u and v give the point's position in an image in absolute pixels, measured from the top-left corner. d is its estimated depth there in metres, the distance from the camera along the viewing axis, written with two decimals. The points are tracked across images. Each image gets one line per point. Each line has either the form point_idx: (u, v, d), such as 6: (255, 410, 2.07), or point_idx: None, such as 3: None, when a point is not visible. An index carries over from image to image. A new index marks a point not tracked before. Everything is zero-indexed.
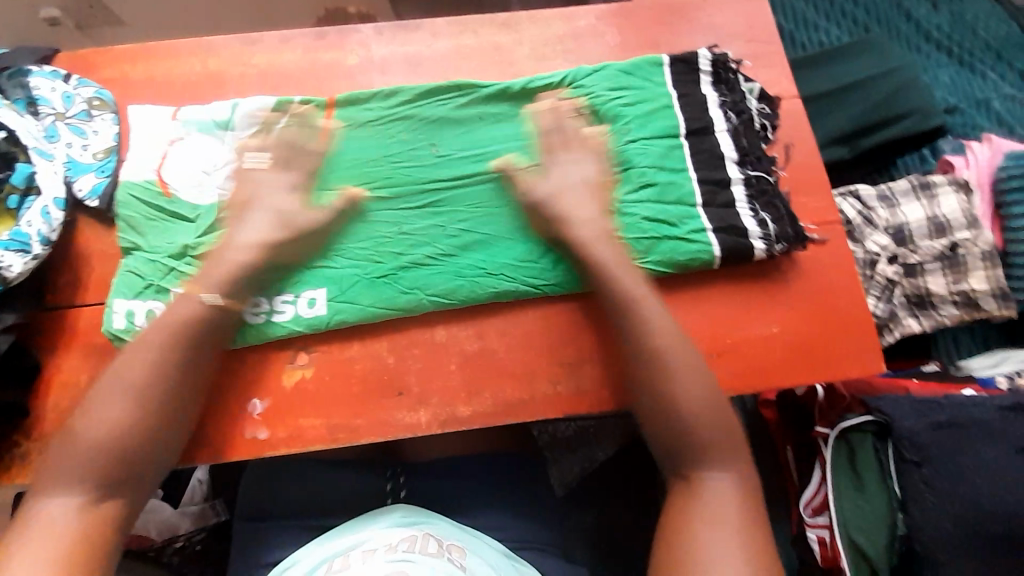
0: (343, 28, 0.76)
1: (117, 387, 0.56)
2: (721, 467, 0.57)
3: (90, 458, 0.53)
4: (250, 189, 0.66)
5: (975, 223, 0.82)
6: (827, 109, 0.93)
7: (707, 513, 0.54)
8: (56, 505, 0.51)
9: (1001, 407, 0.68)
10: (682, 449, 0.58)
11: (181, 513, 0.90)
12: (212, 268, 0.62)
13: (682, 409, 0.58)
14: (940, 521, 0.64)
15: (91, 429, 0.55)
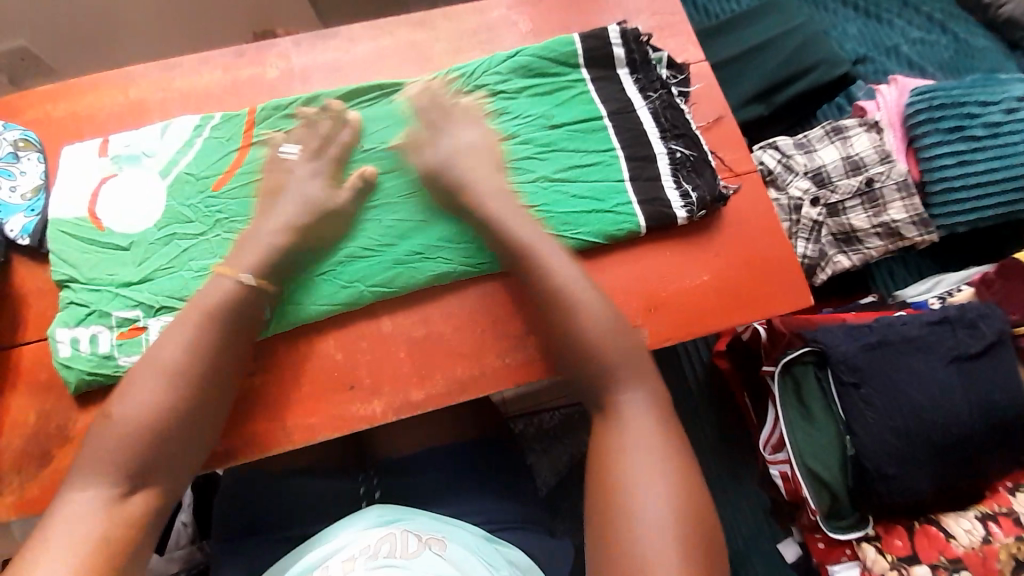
0: (261, 44, 0.78)
1: (148, 371, 0.57)
2: (638, 396, 0.57)
3: (121, 442, 0.54)
4: (284, 176, 0.69)
5: (887, 158, 0.87)
6: (742, 70, 0.98)
7: (633, 444, 0.54)
8: (84, 498, 0.51)
9: (930, 323, 0.72)
10: (597, 383, 0.58)
11: (167, 559, 0.88)
12: (246, 249, 0.64)
13: (589, 339, 0.59)
14: (882, 433, 0.68)
15: (124, 414, 0.55)
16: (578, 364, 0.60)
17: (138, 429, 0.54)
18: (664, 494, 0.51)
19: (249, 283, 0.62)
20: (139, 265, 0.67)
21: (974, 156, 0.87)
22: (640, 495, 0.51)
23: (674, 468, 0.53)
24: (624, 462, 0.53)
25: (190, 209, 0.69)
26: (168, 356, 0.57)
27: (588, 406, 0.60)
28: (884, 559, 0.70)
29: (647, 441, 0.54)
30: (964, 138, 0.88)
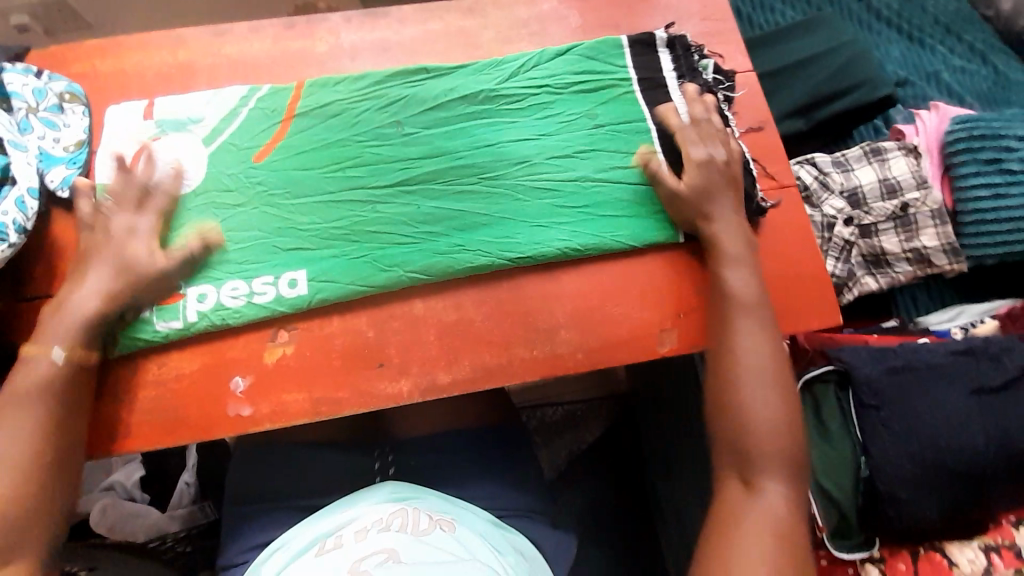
0: (312, 17, 0.78)
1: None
2: (780, 480, 0.60)
3: None
4: (99, 234, 0.65)
5: (923, 184, 0.87)
6: (784, 84, 0.97)
7: (766, 523, 0.58)
8: None
9: (953, 352, 0.73)
10: (738, 453, 0.61)
11: (168, 516, 0.90)
12: (53, 323, 0.62)
13: (751, 406, 0.62)
14: (900, 458, 0.69)
15: None
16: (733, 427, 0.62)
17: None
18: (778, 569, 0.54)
19: (60, 359, 0.60)
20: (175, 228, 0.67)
21: (1010, 190, 0.87)
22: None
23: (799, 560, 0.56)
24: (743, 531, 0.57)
25: (230, 177, 0.69)
26: (21, 377, 0.60)
27: (725, 465, 0.62)
28: None
29: (764, 517, 0.58)
30: (1001, 171, 0.88)
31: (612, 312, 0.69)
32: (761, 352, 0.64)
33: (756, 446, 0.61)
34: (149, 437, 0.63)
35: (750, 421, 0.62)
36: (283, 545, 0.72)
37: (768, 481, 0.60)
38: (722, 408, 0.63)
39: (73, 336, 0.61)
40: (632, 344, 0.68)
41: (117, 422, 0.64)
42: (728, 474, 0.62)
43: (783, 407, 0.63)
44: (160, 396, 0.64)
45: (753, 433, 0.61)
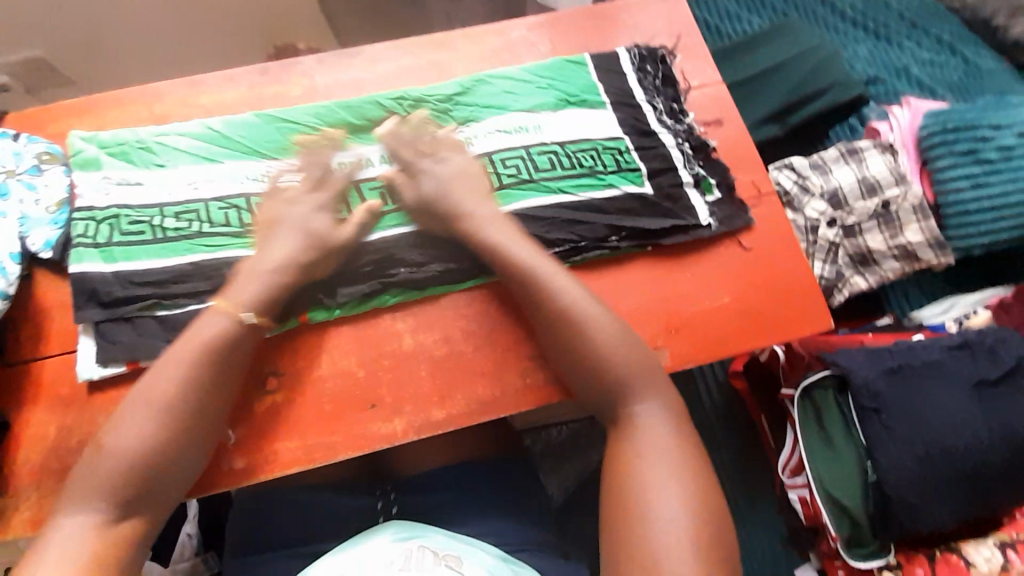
0: (284, 61, 0.79)
1: (141, 400, 0.56)
2: (650, 400, 0.59)
3: (109, 473, 0.52)
4: None
5: (903, 180, 0.88)
6: (757, 91, 0.99)
7: (654, 446, 0.55)
8: (77, 522, 0.50)
9: (950, 347, 0.73)
10: (607, 371, 0.59)
11: (171, 571, 0.84)
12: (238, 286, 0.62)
13: (600, 342, 0.60)
14: (903, 460, 0.68)
15: (117, 444, 0.53)
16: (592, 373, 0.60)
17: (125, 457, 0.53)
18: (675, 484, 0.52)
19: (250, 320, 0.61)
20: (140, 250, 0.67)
21: (988, 180, 0.87)
22: (655, 503, 0.51)
23: (696, 467, 0.54)
24: (635, 470, 0.53)
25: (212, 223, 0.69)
26: (157, 384, 0.56)
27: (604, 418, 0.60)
28: None
29: (650, 447, 0.55)
30: (978, 162, 0.89)
31: None
32: (570, 285, 0.63)
33: (627, 370, 0.59)
34: None
35: (623, 371, 0.59)
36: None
37: (644, 389, 0.59)
38: (569, 343, 0.61)
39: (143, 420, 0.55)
40: None
41: None
42: (606, 401, 0.60)
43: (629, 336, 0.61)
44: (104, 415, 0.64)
45: (610, 361, 0.59)
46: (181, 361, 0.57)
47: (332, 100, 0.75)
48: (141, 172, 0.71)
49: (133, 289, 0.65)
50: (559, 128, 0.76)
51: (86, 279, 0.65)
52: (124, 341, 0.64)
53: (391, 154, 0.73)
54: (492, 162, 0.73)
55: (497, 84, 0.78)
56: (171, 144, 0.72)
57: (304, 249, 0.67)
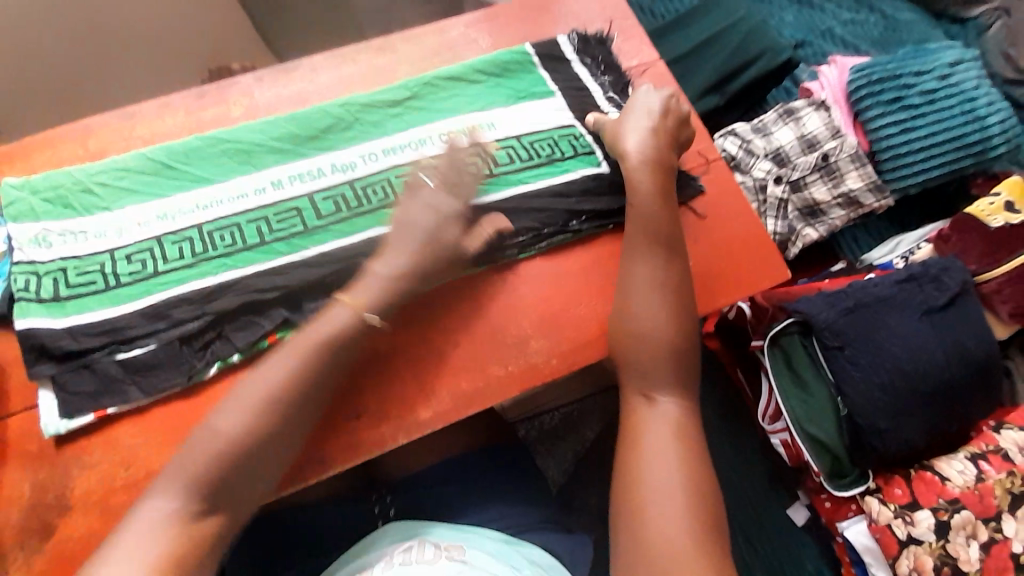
0: (222, 83, 0.77)
1: (247, 394, 0.59)
2: (674, 389, 0.63)
3: (203, 463, 0.56)
4: None
5: (838, 132, 0.92)
6: (693, 65, 1.02)
7: (667, 428, 0.60)
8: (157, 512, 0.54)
9: (898, 281, 0.77)
10: (640, 374, 0.63)
11: None
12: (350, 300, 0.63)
13: (648, 328, 0.64)
14: (870, 391, 0.72)
15: (223, 431, 0.57)
16: (631, 356, 0.64)
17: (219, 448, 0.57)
18: (683, 501, 0.55)
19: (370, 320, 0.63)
20: (91, 296, 0.64)
21: (915, 123, 0.93)
22: (663, 479, 0.56)
23: (699, 451, 0.59)
24: (649, 482, 0.56)
25: (167, 259, 0.66)
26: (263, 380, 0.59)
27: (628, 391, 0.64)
28: (888, 509, 0.73)
29: (666, 458, 0.57)
30: (903, 108, 0.94)
31: (576, 312, 0.70)
32: (655, 271, 0.66)
33: (651, 359, 0.63)
34: None
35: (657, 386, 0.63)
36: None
37: (666, 393, 0.62)
38: (627, 337, 0.65)
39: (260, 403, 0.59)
40: (600, 339, 0.69)
41: (92, 538, 0.59)
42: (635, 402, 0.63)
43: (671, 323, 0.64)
44: (72, 466, 0.61)
45: (652, 369, 0.63)
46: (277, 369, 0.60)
47: (278, 117, 0.74)
48: (83, 219, 0.68)
49: (88, 340, 0.63)
50: (510, 120, 0.77)
51: (34, 334, 0.62)
52: (87, 391, 0.62)
53: (347, 163, 0.73)
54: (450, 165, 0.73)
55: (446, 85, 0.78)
56: (111, 184, 0.69)
57: (268, 270, 0.66)
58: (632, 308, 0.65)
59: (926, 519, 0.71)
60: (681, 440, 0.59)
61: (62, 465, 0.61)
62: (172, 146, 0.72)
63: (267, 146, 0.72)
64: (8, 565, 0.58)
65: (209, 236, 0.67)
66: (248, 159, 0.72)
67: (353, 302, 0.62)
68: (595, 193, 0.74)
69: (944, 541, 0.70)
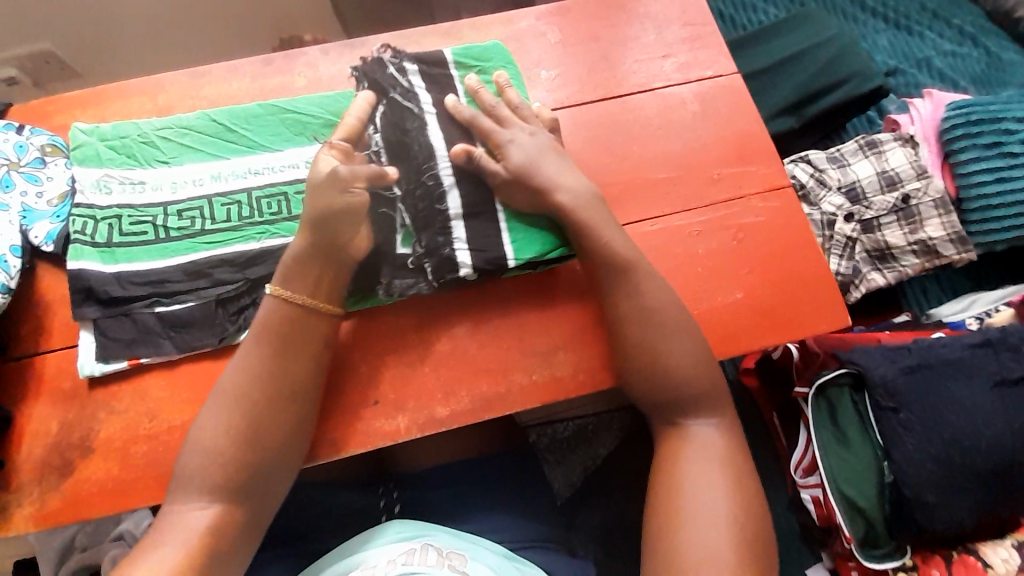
0: (289, 52, 0.77)
1: (221, 393, 0.57)
2: (713, 413, 0.60)
3: (203, 460, 0.54)
4: None
5: (924, 173, 0.85)
6: (771, 83, 0.96)
7: (704, 449, 0.58)
8: (182, 506, 0.53)
9: (970, 346, 0.70)
10: (670, 400, 0.60)
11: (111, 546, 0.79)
12: (293, 274, 0.60)
13: (676, 346, 0.61)
14: (923, 459, 0.66)
15: (207, 429, 0.55)
16: (660, 372, 0.60)
17: (212, 440, 0.54)
18: (723, 535, 0.52)
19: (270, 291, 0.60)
20: (138, 246, 0.66)
21: (1014, 173, 0.84)
22: (702, 496, 0.54)
23: (746, 474, 0.57)
24: (685, 501, 0.54)
25: (215, 220, 0.67)
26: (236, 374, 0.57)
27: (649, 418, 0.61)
28: None
29: (702, 490, 0.55)
30: (1003, 155, 0.85)
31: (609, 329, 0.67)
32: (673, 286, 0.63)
33: (683, 374, 0.60)
34: (136, 496, 0.61)
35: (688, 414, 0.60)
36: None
37: (693, 423, 0.59)
38: (655, 355, 0.60)
39: (245, 391, 0.56)
40: None
41: (110, 481, 0.61)
42: (666, 427, 0.61)
43: (705, 347, 0.62)
44: (100, 408, 0.63)
45: (684, 397, 0.60)
46: (251, 349, 0.58)
47: (338, 92, 0.74)
48: (143, 170, 0.69)
49: (131, 289, 0.64)
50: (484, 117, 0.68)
51: (82, 276, 0.64)
52: (124, 338, 0.63)
53: None
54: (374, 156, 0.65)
55: (430, 81, 0.69)
56: (171, 140, 0.71)
57: None
58: (671, 318, 0.62)
59: None
60: (725, 472, 0.56)
61: (93, 407, 0.63)
62: (224, 110, 0.72)
63: (321, 119, 0.72)
64: (30, 495, 0.61)
65: (259, 203, 0.68)
66: (302, 131, 0.71)
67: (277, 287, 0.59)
68: (509, 236, 0.65)
69: None
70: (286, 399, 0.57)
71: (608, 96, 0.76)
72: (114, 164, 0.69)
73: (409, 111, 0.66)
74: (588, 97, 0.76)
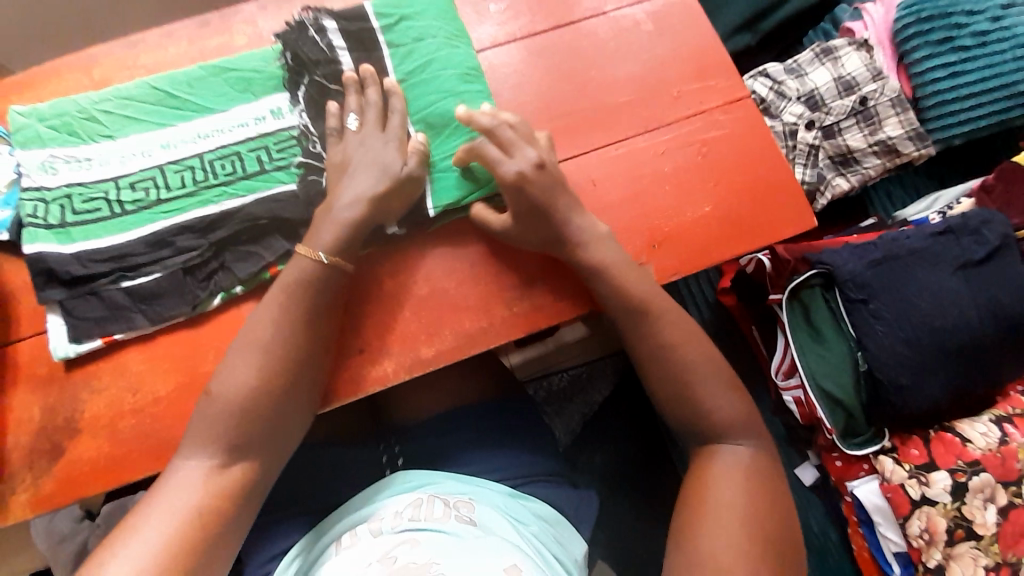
0: (224, 11, 0.74)
1: (244, 347, 0.56)
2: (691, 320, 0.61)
3: (220, 415, 0.53)
4: None
5: (880, 75, 0.86)
6: (724, 1, 0.95)
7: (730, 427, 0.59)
8: (190, 468, 0.52)
9: (933, 234, 0.72)
10: (648, 314, 0.61)
11: None
12: (322, 227, 0.61)
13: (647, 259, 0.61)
14: (894, 345, 0.68)
15: (223, 390, 0.54)
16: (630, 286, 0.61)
17: (224, 393, 0.54)
18: (741, 502, 0.53)
19: (326, 259, 0.59)
20: (92, 224, 0.64)
21: (966, 66, 0.85)
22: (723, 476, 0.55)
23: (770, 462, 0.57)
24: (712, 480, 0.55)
25: (168, 189, 0.65)
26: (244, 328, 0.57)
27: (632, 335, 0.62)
28: (901, 469, 0.71)
29: (737, 505, 0.53)
30: (954, 49, 0.86)
31: None
32: None
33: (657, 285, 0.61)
34: (132, 470, 0.61)
35: (667, 323, 0.61)
36: (289, 564, 0.64)
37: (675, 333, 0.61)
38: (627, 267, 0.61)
39: (252, 345, 0.56)
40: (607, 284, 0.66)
41: (104, 458, 0.61)
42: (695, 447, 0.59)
43: None
44: (82, 390, 0.63)
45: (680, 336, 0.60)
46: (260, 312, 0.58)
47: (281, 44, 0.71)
48: (88, 147, 0.67)
49: (93, 266, 0.62)
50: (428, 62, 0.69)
51: (42, 258, 0.62)
52: (94, 316, 0.62)
53: (316, 94, 0.68)
54: (303, 129, 0.67)
55: (350, 40, 0.69)
56: (110, 112, 0.68)
57: (273, 199, 0.65)
58: None
59: (942, 480, 0.69)
60: (750, 463, 0.56)
61: (76, 390, 0.63)
62: (155, 77, 0.69)
63: (263, 73, 0.69)
64: (24, 481, 0.61)
65: (213, 166, 0.66)
66: (248, 88, 0.69)
67: (308, 249, 0.59)
68: (431, 184, 0.66)
69: (959, 503, 0.67)
70: (284, 350, 0.56)
71: (560, 24, 0.75)
72: (57, 142, 0.67)
73: (332, 87, 0.68)
74: (540, 26, 0.75)
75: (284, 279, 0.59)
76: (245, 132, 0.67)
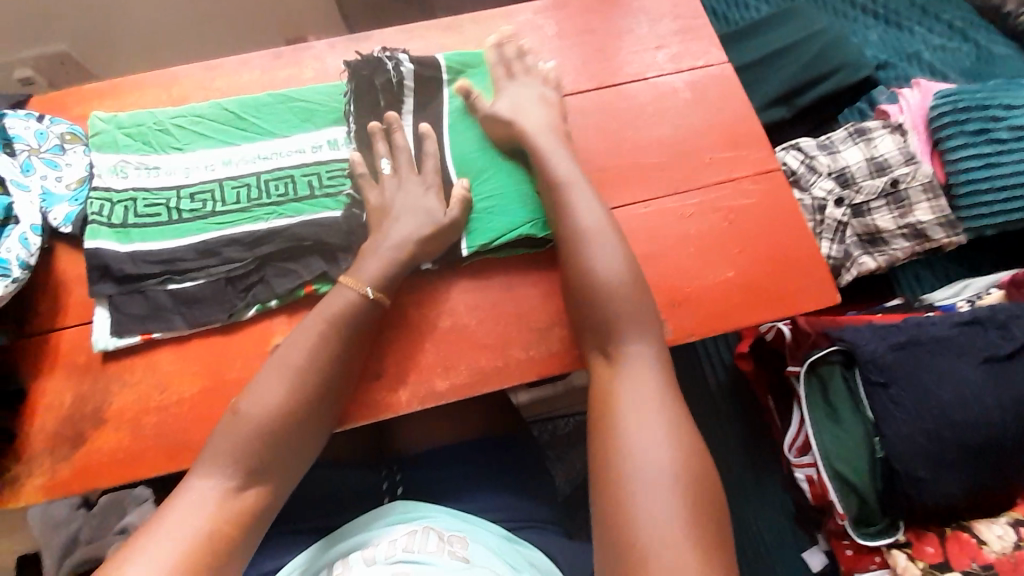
0: (297, 46, 0.80)
1: (275, 365, 0.59)
2: None
3: (243, 431, 0.55)
4: None
5: (912, 159, 0.87)
6: (763, 76, 0.99)
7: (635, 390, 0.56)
8: (208, 482, 0.53)
9: (960, 323, 0.71)
10: None
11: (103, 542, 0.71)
12: (366, 262, 0.64)
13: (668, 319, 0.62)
14: (912, 434, 0.67)
15: (249, 409, 0.56)
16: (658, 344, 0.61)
17: (250, 410, 0.56)
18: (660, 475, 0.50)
19: (370, 294, 0.63)
20: (150, 227, 0.69)
21: (1001, 159, 0.86)
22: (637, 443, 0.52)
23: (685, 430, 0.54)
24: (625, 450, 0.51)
25: (224, 202, 0.70)
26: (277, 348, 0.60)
27: None
28: (915, 566, 0.68)
29: (665, 531, 0.46)
30: (990, 141, 0.87)
31: None
32: None
33: None
34: (146, 466, 0.63)
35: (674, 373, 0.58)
36: None
37: None
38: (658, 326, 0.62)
39: (283, 364, 0.59)
40: None
41: (122, 451, 0.63)
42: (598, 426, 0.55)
43: None
44: (113, 381, 0.66)
45: None
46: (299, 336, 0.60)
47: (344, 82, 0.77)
48: (157, 156, 0.73)
49: (145, 267, 0.67)
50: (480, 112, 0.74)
51: (99, 255, 0.67)
52: (137, 313, 0.66)
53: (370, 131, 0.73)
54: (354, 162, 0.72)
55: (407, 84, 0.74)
56: (182, 126, 0.74)
57: (317, 223, 0.69)
58: None
59: None
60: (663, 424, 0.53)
61: (107, 381, 0.66)
62: (228, 99, 0.75)
63: (325, 106, 0.75)
64: (45, 463, 0.63)
65: (267, 186, 0.71)
66: (309, 118, 0.74)
67: (352, 280, 0.63)
68: (467, 226, 0.69)
69: None
70: (313, 371, 0.59)
71: (603, 86, 0.79)
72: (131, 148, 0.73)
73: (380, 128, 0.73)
74: (584, 86, 0.79)
75: (324, 309, 0.62)
76: (300, 158, 0.72)
